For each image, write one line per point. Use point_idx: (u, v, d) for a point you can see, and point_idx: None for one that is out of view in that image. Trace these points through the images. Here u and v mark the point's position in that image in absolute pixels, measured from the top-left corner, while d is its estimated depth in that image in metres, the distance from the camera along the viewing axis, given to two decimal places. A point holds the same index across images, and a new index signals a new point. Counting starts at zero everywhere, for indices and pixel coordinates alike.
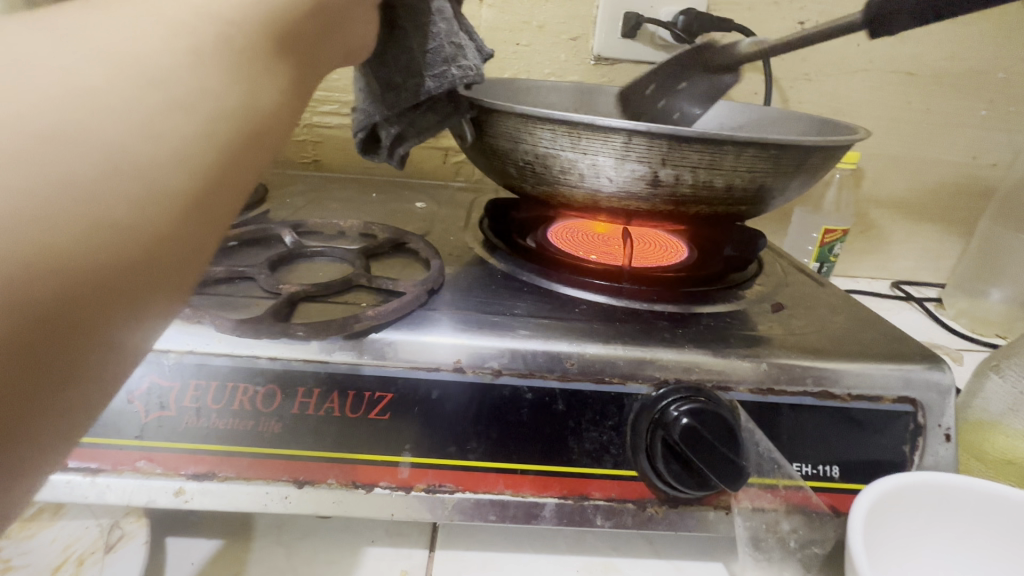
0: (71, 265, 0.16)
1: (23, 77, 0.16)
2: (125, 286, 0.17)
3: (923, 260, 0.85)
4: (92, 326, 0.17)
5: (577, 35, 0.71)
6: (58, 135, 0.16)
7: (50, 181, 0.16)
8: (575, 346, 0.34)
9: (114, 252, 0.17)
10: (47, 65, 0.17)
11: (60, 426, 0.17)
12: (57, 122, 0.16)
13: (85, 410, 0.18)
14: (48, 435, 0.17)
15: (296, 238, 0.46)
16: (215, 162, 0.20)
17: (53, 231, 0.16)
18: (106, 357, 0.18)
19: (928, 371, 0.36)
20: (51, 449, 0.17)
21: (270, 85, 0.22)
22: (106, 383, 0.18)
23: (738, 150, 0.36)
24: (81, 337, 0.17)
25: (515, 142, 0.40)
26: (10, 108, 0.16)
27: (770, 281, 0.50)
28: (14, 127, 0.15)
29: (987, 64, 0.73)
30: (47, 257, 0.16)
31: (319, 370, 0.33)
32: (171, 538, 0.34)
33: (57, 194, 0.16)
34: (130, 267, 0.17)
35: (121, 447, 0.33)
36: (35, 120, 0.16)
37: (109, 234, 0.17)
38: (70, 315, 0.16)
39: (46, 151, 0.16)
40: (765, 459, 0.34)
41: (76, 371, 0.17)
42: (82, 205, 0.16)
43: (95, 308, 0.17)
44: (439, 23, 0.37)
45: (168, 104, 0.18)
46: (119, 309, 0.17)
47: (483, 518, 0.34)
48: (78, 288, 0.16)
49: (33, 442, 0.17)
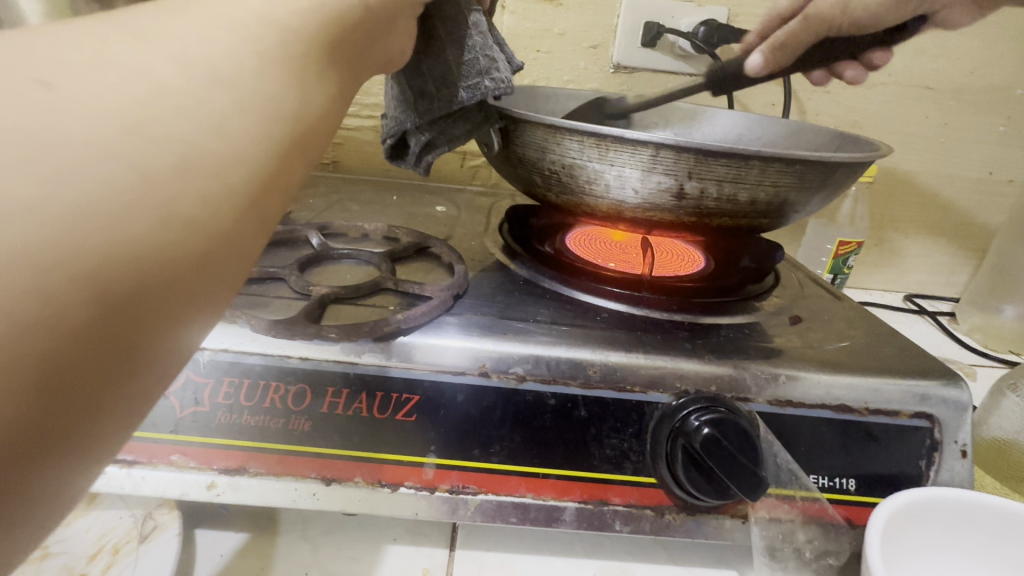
0: (141, 257, 0.17)
1: (103, 80, 0.17)
2: (187, 282, 0.18)
3: (937, 273, 0.85)
4: (155, 320, 0.18)
5: (597, 43, 0.72)
6: (133, 133, 0.17)
7: (125, 177, 0.17)
8: (597, 354, 0.35)
9: (178, 247, 0.18)
10: (124, 68, 0.18)
11: (123, 413, 0.18)
12: (133, 121, 0.17)
13: (145, 398, 0.18)
14: (110, 424, 0.18)
15: (322, 239, 0.47)
16: (268, 165, 0.21)
17: (126, 225, 0.17)
18: (167, 348, 0.18)
19: (945, 389, 0.36)
20: (111, 438, 0.18)
21: (319, 93, 0.23)
22: (164, 375, 0.19)
23: (764, 165, 0.37)
24: (145, 330, 0.18)
25: (542, 152, 0.41)
26: (91, 107, 0.17)
27: (787, 293, 0.51)
28: (95, 128, 0.16)
29: (1006, 81, 0.73)
30: (121, 250, 0.16)
31: (348, 372, 0.34)
32: (200, 530, 0.35)
33: (131, 190, 0.17)
34: (191, 261, 0.18)
35: (156, 441, 0.34)
36: (112, 121, 0.17)
37: (174, 232, 0.18)
38: (136, 309, 0.17)
39: (122, 151, 0.17)
40: (783, 470, 0.35)
41: (138, 363, 0.18)
42: (151, 203, 0.17)
43: (160, 302, 0.18)
44: (476, 36, 0.38)
45: (231, 108, 0.19)
46: (180, 304, 0.18)
47: (504, 520, 0.35)
48: (145, 283, 0.17)
49: (99, 427, 0.17)
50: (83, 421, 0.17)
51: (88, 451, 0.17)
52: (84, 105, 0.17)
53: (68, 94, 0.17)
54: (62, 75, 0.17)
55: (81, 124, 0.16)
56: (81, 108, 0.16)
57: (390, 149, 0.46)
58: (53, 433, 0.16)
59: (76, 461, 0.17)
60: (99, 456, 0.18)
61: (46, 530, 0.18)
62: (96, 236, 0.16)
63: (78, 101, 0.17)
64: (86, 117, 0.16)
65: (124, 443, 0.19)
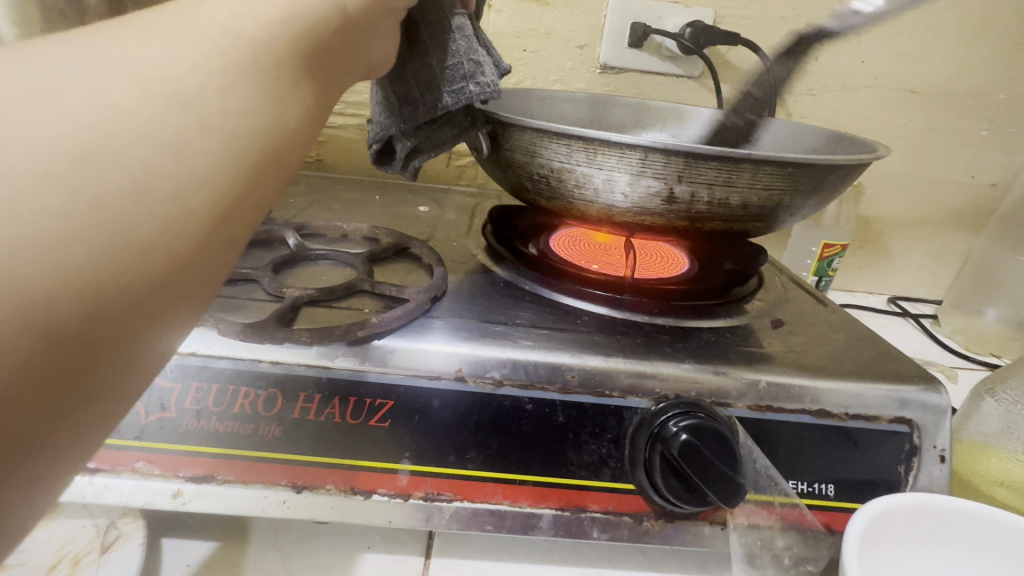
0: (93, 285, 0.16)
1: (55, 97, 0.16)
2: (148, 305, 0.17)
3: (921, 276, 0.86)
4: (113, 345, 0.17)
5: (584, 43, 0.71)
6: (85, 156, 0.16)
7: (81, 200, 0.16)
8: (576, 359, 0.35)
9: (139, 270, 0.17)
10: (77, 88, 0.17)
11: (76, 445, 0.17)
12: (88, 143, 0.16)
13: (101, 428, 0.18)
14: (66, 453, 0.17)
15: (300, 240, 0.46)
16: (236, 183, 0.20)
17: (77, 251, 0.16)
18: (122, 377, 0.17)
19: (925, 393, 0.36)
20: (68, 468, 0.17)
21: (294, 105, 0.22)
22: (125, 399, 0.18)
23: (755, 168, 0.36)
24: (103, 356, 0.17)
25: (531, 156, 0.40)
26: (40, 129, 0.16)
27: (770, 296, 0.50)
28: (47, 148, 0.16)
29: (988, 86, 0.74)
30: (69, 279, 0.15)
31: (320, 376, 0.33)
32: (167, 539, 0.34)
33: (83, 214, 0.16)
34: (151, 286, 0.17)
35: (119, 448, 0.33)
36: (65, 140, 0.16)
37: (135, 254, 0.17)
38: (92, 335, 0.16)
39: (77, 172, 0.16)
40: (761, 476, 0.34)
41: (96, 389, 0.17)
42: (110, 225, 0.16)
43: (118, 326, 0.17)
44: (460, 40, 0.37)
45: (197, 127, 0.18)
46: (141, 327, 0.17)
47: (479, 528, 0.34)
48: (102, 308, 0.16)
49: (49, 462, 0.16)
50: (33, 455, 0.16)
51: (36, 486, 0.16)
52: (34, 129, 0.16)
53: (14, 117, 0.15)
54: (8, 97, 0.16)
55: (30, 144, 0.15)
56: (27, 131, 0.15)
57: (376, 154, 0.45)
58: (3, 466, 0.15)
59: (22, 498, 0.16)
60: (51, 490, 0.17)
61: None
62: (41, 264, 0.15)
63: (23, 122, 0.15)
64: (33, 138, 0.15)
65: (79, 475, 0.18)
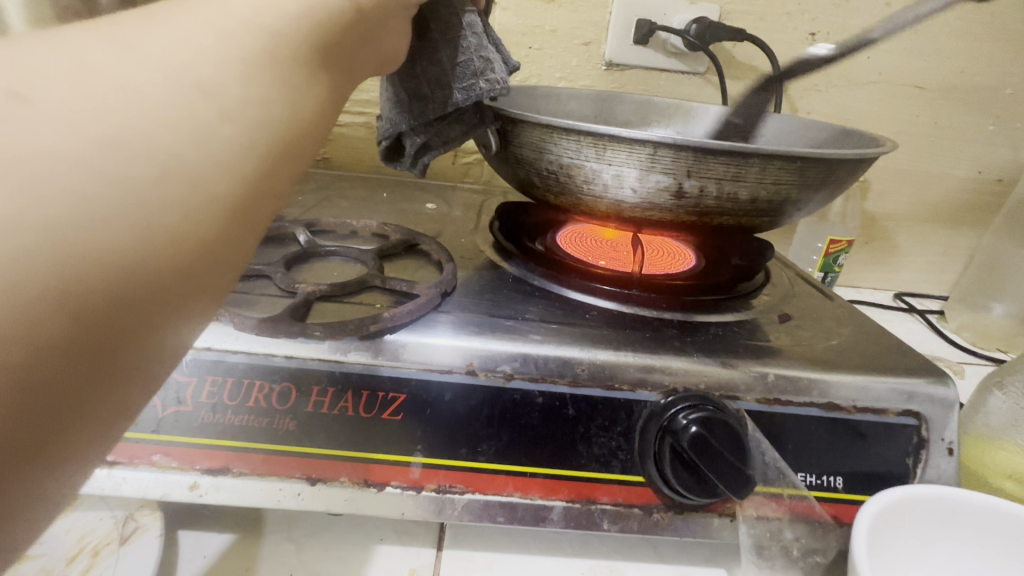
0: (118, 269, 0.16)
1: (81, 85, 0.17)
2: (173, 291, 0.18)
3: (927, 272, 0.86)
4: (138, 328, 0.17)
5: (589, 40, 0.71)
6: (110, 143, 0.16)
7: (106, 186, 0.16)
8: (586, 352, 0.35)
9: (161, 255, 0.17)
10: (102, 77, 0.17)
11: (103, 425, 0.17)
12: (113, 130, 0.17)
13: (127, 409, 0.18)
14: (91, 434, 0.17)
15: (310, 236, 0.47)
16: (256, 173, 0.20)
17: (103, 234, 0.16)
18: (147, 359, 0.18)
19: (933, 386, 0.36)
20: (94, 447, 0.18)
21: (310, 98, 0.22)
22: (148, 384, 0.18)
23: (763, 162, 0.37)
24: (127, 338, 0.17)
25: (540, 152, 0.40)
26: (69, 115, 0.16)
27: (777, 291, 0.51)
28: (74, 134, 0.16)
29: (994, 81, 0.74)
30: (96, 262, 0.16)
31: (333, 370, 0.33)
32: (183, 531, 0.35)
33: (108, 201, 0.16)
34: (173, 272, 0.18)
35: (137, 441, 0.33)
36: (92, 127, 0.16)
37: (158, 239, 0.17)
38: (119, 318, 0.17)
39: (103, 158, 0.16)
40: (770, 468, 0.35)
41: (120, 371, 0.17)
42: (134, 211, 0.17)
43: (143, 309, 0.17)
44: (469, 37, 0.37)
45: (217, 115, 0.19)
46: (165, 313, 0.18)
47: (491, 520, 0.34)
48: (127, 291, 0.17)
49: (77, 441, 0.17)
50: (62, 433, 0.16)
51: (66, 465, 0.17)
52: (62, 116, 0.16)
53: (46, 104, 0.16)
54: (41, 85, 0.16)
55: (59, 130, 0.16)
56: (57, 118, 0.16)
57: (384, 151, 0.45)
58: (32, 444, 0.16)
59: (52, 476, 0.17)
60: (79, 469, 0.17)
61: (27, 536, 0.18)
62: (69, 248, 0.15)
63: (53, 108, 0.16)
64: (61, 124, 0.16)
65: (105, 455, 0.18)
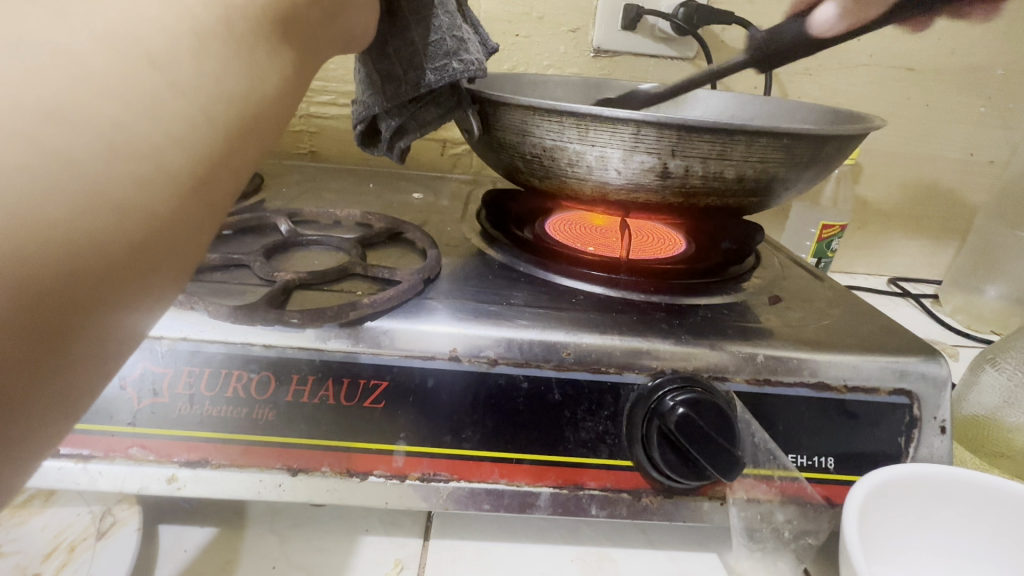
0: (69, 245, 0.16)
1: (13, 54, 0.16)
2: (127, 268, 0.17)
3: (921, 256, 0.85)
4: (92, 307, 0.17)
5: (576, 26, 0.71)
6: (54, 116, 0.16)
7: (49, 162, 0.16)
8: (571, 336, 0.34)
9: (113, 233, 0.17)
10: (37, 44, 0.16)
11: (64, 402, 0.17)
12: (54, 102, 0.16)
13: (91, 385, 0.18)
14: (48, 413, 0.17)
15: (291, 226, 0.46)
16: (212, 148, 0.19)
17: (50, 211, 0.16)
18: (108, 336, 0.18)
19: (924, 364, 0.36)
20: (53, 427, 0.17)
21: (269, 72, 0.22)
22: (107, 363, 0.18)
23: (749, 140, 0.36)
24: (82, 317, 0.17)
25: (523, 136, 0.40)
26: (7, 87, 0.15)
27: (768, 274, 0.50)
28: (13, 106, 0.15)
29: (986, 61, 0.73)
30: (45, 238, 0.15)
31: (314, 358, 0.33)
32: (164, 525, 0.34)
33: (57, 176, 0.16)
34: (130, 247, 0.17)
35: (113, 434, 0.32)
36: (30, 98, 0.16)
37: (109, 216, 0.17)
38: (71, 297, 0.16)
39: (46, 132, 0.16)
40: (760, 450, 0.34)
41: (77, 351, 0.17)
42: (83, 187, 0.16)
43: (96, 288, 0.17)
44: (441, 16, 0.36)
45: (167, 89, 0.18)
46: (119, 290, 0.17)
47: (477, 507, 0.34)
48: (78, 268, 0.16)
49: (33, 421, 0.17)
50: (18, 414, 0.16)
51: (26, 440, 0.17)
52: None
53: None
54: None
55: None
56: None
57: (361, 136, 0.44)
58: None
59: (13, 452, 0.17)
60: (41, 444, 0.17)
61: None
62: (16, 224, 0.15)
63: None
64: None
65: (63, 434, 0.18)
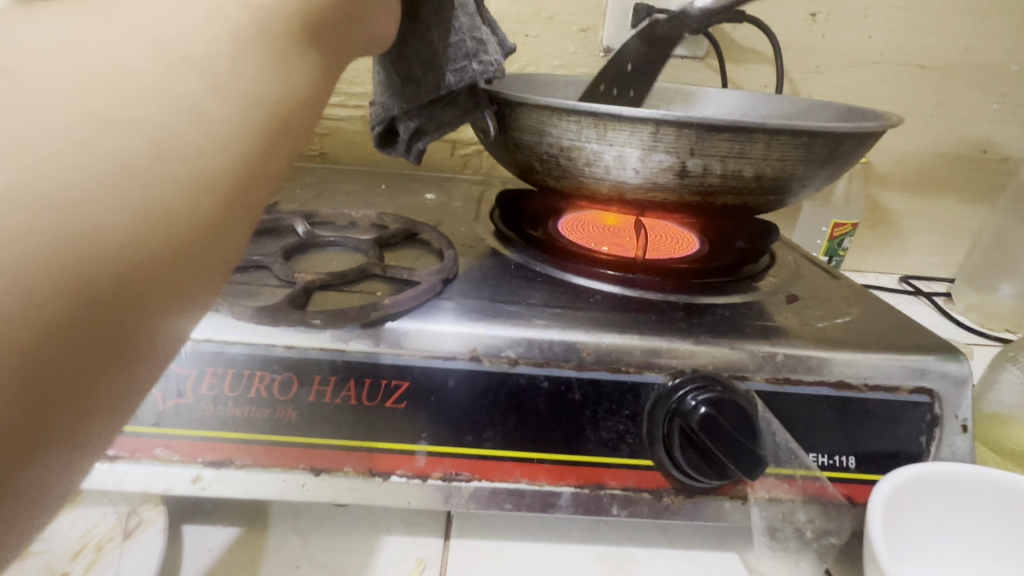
0: (119, 248, 0.16)
1: (63, 59, 0.16)
2: (174, 272, 0.18)
3: (933, 254, 0.85)
4: (141, 310, 0.17)
5: (587, 26, 0.71)
6: (102, 120, 0.16)
7: (98, 166, 0.16)
8: (591, 336, 0.34)
9: (159, 236, 0.17)
10: (85, 51, 0.16)
11: (113, 406, 0.17)
12: (102, 106, 0.16)
13: (137, 388, 0.18)
14: (100, 416, 0.17)
15: (308, 228, 0.46)
16: (251, 150, 0.20)
17: (100, 215, 0.16)
18: (154, 339, 0.18)
19: (945, 362, 0.36)
20: (104, 431, 0.17)
21: (301, 73, 0.22)
22: (154, 366, 0.18)
23: (769, 138, 0.36)
24: (131, 320, 0.17)
25: (540, 136, 0.40)
26: (58, 92, 0.16)
27: (783, 273, 0.50)
28: (64, 110, 0.15)
29: (999, 58, 0.73)
30: (96, 241, 0.16)
31: (336, 359, 0.33)
32: (187, 525, 0.35)
33: (106, 180, 0.16)
34: (176, 250, 0.17)
35: (138, 434, 0.33)
36: (79, 103, 0.16)
37: (156, 219, 0.17)
38: (121, 300, 0.16)
39: (95, 136, 0.16)
40: (782, 449, 0.34)
41: (126, 354, 0.17)
42: (130, 190, 0.16)
43: (145, 291, 0.17)
44: (462, 17, 0.36)
45: (207, 92, 0.18)
46: (167, 293, 0.18)
47: (498, 507, 0.34)
48: (128, 271, 0.16)
49: (87, 425, 0.17)
50: (74, 419, 0.16)
51: (80, 446, 0.17)
52: (50, 93, 0.15)
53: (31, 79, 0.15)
54: (25, 59, 0.16)
55: (50, 108, 0.15)
56: (46, 91, 0.15)
57: (378, 137, 0.44)
58: (43, 429, 0.16)
59: (69, 457, 0.17)
60: (90, 449, 0.17)
61: (41, 519, 0.18)
62: (69, 228, 0.15)
63: (40, 83, 0.15)
64: (51, 101, 0.15)
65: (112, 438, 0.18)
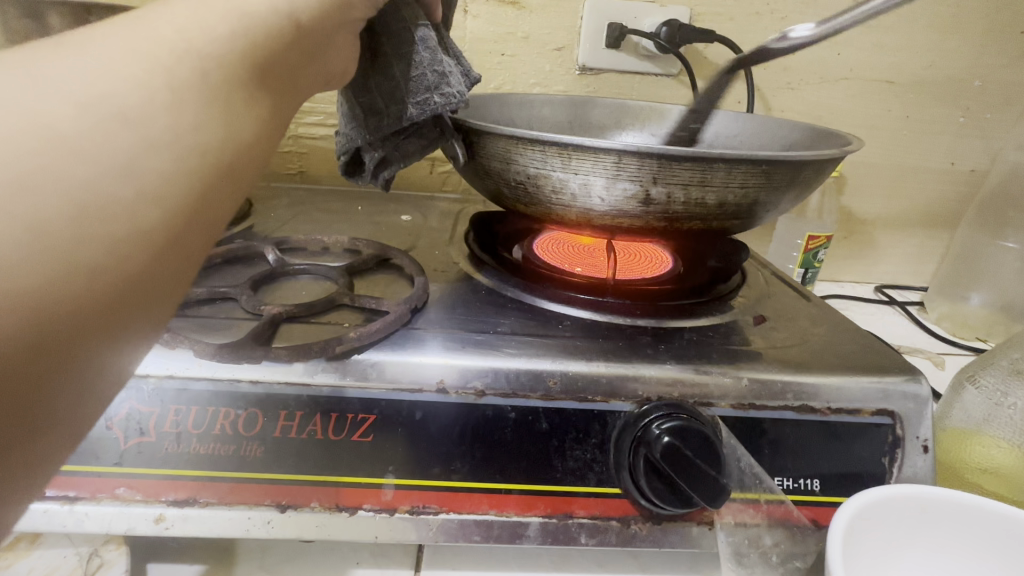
0: (43, 311, 0.16)
1: None
2: (102, 325, 0.18)
3: (906, 264, 0.86)
4: (70, 363, 0.17)
5: (561, 45, 0.71)
6: (25, 183, 0.16)
7: (19, 231, 0.16)
8: (557, 365, 0.35)
9: (86, 294, 0.17)
10: (12, 111, 0.16)
11: (49, 451, 0.18)
12: (26, 169, 0.16)
13: (72, 434, 0.19)
14: (33, 460, 0.18)
15: (279, 255, 0.46)
16: (190, 200, 0.20)
17: (23, 279, 0.16)
18: (87, 388, 0.18)
19: (905, 383, 0.36)
20: (40, 470, 0.18)
21: (248, 119, 0.22)
22: (90, 410, 0.19)
23: (728, 167, 0.36)
24: (60, 373, 0.17)
25: (507, 164, 0.40)
26: None
27: (754, 292, 0.51)
28: None
29: (963, 73, 0.75)
30: (14, 308, 0.16)
31: (301, 394, 0.33)
32: (153, 564, 0.34)
33: (28, 243, 0.16)
34: (105, 305, 0.18)
35: (100, 474, 0.32)
36: (1, 167, 0.16)
37: (83, 278, 0.17)
38: (47, 357, 0.17)
39: (17, 199, 0.16)
40: (746, 474, 0.34)
41: (56, 404, 0.17)
42: (55, 251, 0.16)
43: (71, 346, 0.17)
44: (423, 51, 0.37)
45: (140, 145, 0.18)
46: (96, 345, 0.18)
47: (467, 539, 0.34)
48: (55, 329, 0.17)
49: (20, 467, 0.18)
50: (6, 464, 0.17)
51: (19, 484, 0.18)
52: None
53: None
54: None
55: None
56: None
57: (346, 166, 0.44)
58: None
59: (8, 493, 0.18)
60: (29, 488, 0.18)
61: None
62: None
63: None
64: None
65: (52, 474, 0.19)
